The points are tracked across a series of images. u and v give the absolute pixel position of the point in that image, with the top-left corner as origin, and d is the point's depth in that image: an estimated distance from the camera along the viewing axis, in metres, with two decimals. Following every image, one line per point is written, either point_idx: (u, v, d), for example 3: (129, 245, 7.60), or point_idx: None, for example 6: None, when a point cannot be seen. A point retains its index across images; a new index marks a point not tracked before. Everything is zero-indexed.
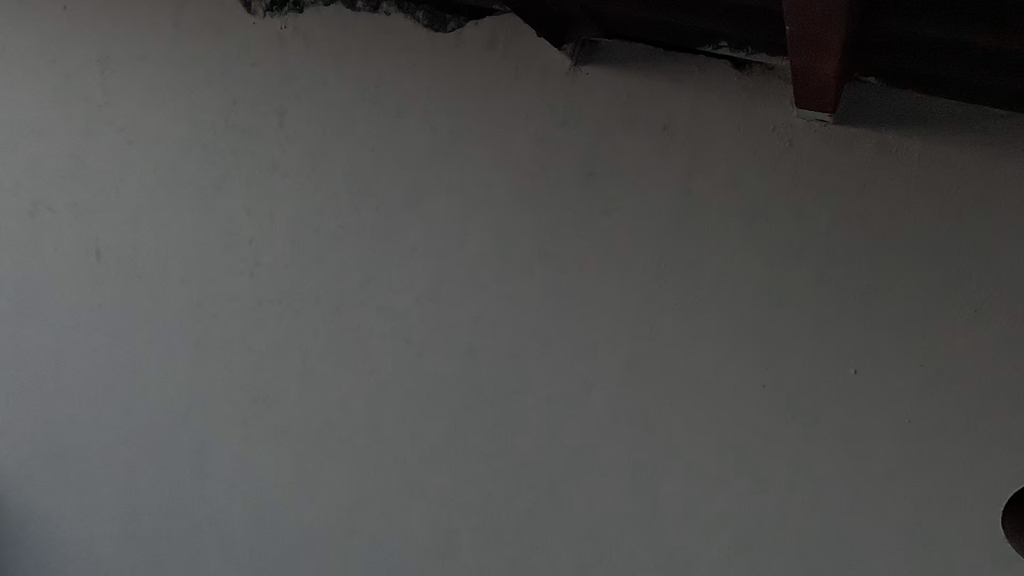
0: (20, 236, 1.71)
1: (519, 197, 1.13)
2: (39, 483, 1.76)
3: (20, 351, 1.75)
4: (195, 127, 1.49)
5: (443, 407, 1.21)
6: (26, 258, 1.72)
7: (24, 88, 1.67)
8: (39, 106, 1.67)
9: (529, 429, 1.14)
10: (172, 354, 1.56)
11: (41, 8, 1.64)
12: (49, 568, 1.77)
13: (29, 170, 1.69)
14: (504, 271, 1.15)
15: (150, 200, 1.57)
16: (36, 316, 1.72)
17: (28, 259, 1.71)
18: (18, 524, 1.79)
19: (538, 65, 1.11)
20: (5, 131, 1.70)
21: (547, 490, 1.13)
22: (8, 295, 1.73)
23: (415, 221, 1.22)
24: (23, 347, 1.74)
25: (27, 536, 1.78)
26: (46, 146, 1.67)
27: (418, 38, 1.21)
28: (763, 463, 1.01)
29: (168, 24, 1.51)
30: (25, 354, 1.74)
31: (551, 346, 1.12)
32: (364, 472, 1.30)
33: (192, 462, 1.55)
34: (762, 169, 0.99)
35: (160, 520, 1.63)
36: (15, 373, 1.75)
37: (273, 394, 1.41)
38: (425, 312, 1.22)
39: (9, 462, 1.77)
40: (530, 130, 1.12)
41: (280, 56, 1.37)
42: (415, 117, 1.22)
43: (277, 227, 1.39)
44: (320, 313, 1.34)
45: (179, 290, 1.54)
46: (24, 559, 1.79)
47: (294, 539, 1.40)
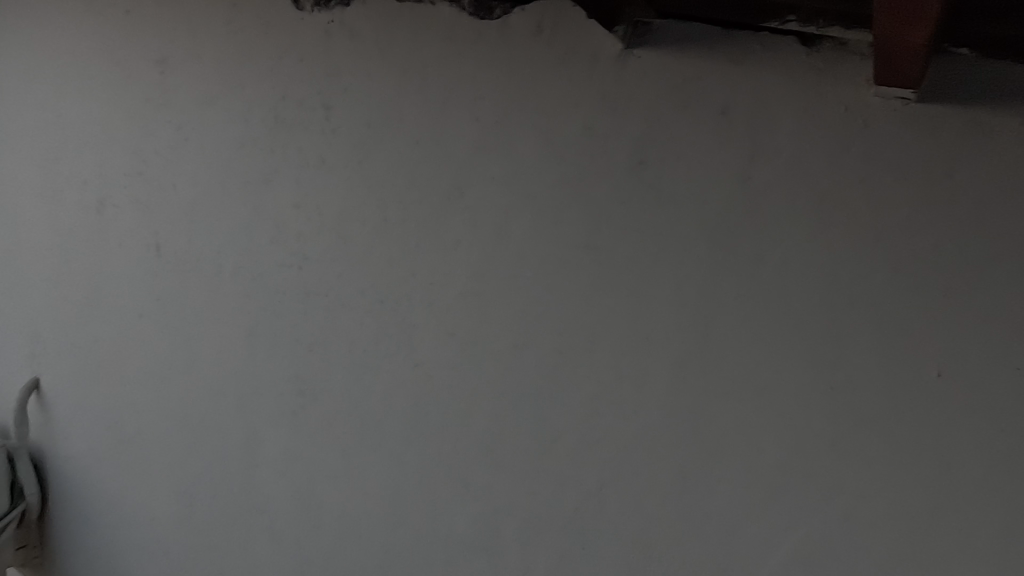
0: (89, 231, 1.82)
1: (565, 188, 1.09)
2: (110, 464, 1.87)
3: (91, 341, 1.86)
4: (247, 123, 1.52)
5: (486, 403, 1.19)
6: (94, 253, 1.82)
7: (91, 91, 1.77)
8: (104, 108, 1.76)
9: (575, 428, 1.10)
10: (225, 346, 1.61)
11: (106, 14, 1.72)
12: (118, 545, 1.89)
13: (95, 169, 1.78)
14: (550, 264, 1.11)
15: (203, 196, 1.62)
16: (104, 308, 1.82)
17: (97, 253, 1.81)
18: (92, 502, 1.92)
19: (586, 51, 1.07)
20: (76, 133, 1.80)
21: (593, 490, 1.09)
22: (82, 288, 1.85)
23: (459, 213, 1.20)
24: (95, 337, 1.85)
25: (99, 514, 1.91)
26: (111, 145, 1.76)
27: (463, 28, 1.19)
28: (830, 474, 0.93)
29: (221, 23, 1.54)
30: (96, 343, 1.85)
31: (598, 343, 1.07)
32: (408, 466, 1.30)
33: (243, 451, 1.59)
34: (833, 153, 0.91)
35: (213, 506, 1.68)
36: (89, 361, 1.87)
37: (319, 385, 1.43)
38: (469, 306, 1.20)
39: (85, 444, 1.90)
40: (578, 118, 1.08)
41: (327, 51, 1.37)
42: (459, 108, 1.20)
43: (324, 220, 1.40)
44: (365, 306, 1.34)
45: (231, 282, 1.58)
46: (97, 534, 1.92)
47: (339, 529, 1.42)
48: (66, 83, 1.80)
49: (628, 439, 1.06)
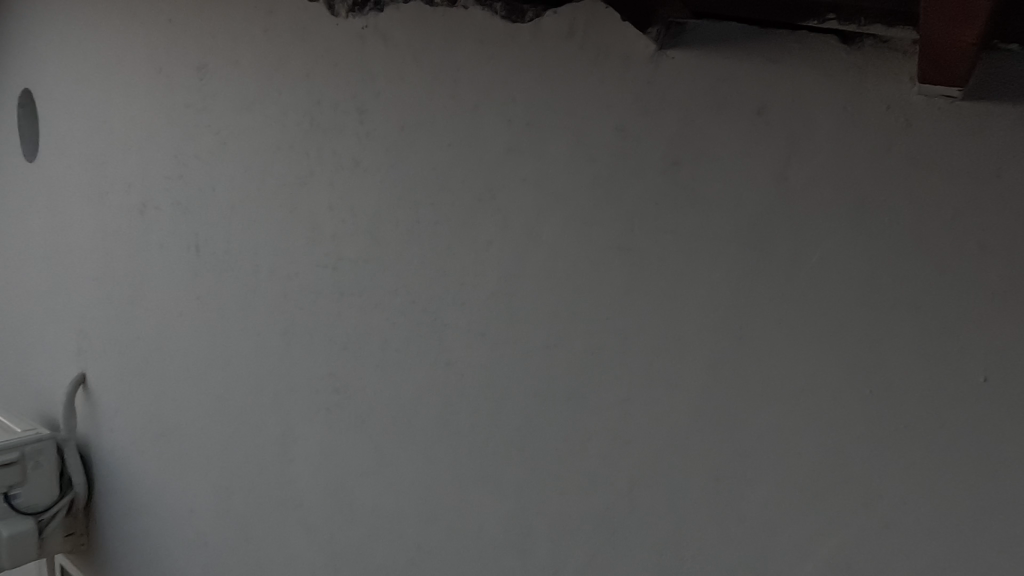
0: (149, 232, 1.97)
1: (597, 189, 1.10)
2: (164, 450, 2.01)
3: (151, 333, 2.01)
4: (283, 127, 1.56)
5: (517, 402, 1.20)
6: (152, 251, 1.97)
7: (153, 101, 1.92)
8: (162, 116, 1.89)
9: (605, 428, 1.11)
10: (260, 343, 1.66)
11: (163, 29, 1.85)
12: (169, 526, 2.02)
13: (155, 174, 1.93)
14: (581, 265, 1.12)
15: (241, 199, 1.67)
16: (159, 303, 1.96)
17: (154, 252, 1.95)
18: (152, 482, 2.08)
19: (619, 52, 1.07)
20: (143, 141, 1.96)
21: (624, 491, 1.09)
22: (144, 284, 2.01)
23: (491, 214, 1.22)
24: (153, 330, 1.99)
25: (157, 494, 2.05)
26: (165, 151, 1.88)
27: (496, 31, 1.20)
28: (868, 480, 0.91)
29: (259, 31, 1.59)
30: (154, 335, 1.99)
31: (630, 344, 1.08)
32: (439, 463, 1.32)
33: (279, 445, 1.64)
34: (872, 152, 0.89)
35: (250, 499, 1.73)
36: (149, 352, 2.02)
37: (352, 383, 1.46)
38: (500, 307, 1.22)
39: (149, 429, 2.06)
40: (610, 120, 1.08)
41: (361, 56, 1.40)
42: (491, 111, 1.21)
43: (357, 222, 1.43)
44: (398, 306, 1.37)
45: (268, 281, 1.63)
46: (156, 512, 2.07)
47: (372, 524, 1.45)
48: (138, 96, 1.97)
49: (659, 440, 1.06)
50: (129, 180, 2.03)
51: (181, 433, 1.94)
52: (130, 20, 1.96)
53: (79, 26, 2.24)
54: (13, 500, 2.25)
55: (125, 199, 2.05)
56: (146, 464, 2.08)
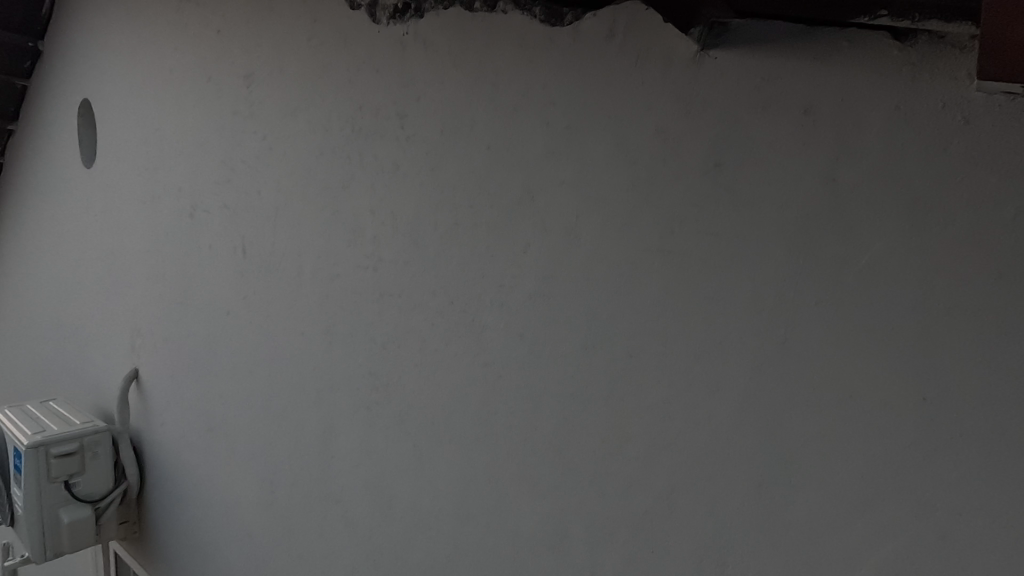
0: (198, 235, 2.05)
1: (638, 191, 1.09)
2: (211, 444, 2.09)
3: (200, 332, 2.09)
4: (327, 133, 1.60)
5: (555, 403, 1.21)
6: (200, 253, 2.05)
7: (202, 109, 2.00)
8: (211, 123, 1.97)
9: (645, 431, 1.10)
10: (303, 342, 1.71)
11: (213, 40, 1.92)
12: (216, 518, 2.09)
13: (204, 180, 2.01)
14: (621, 267, 1.12)
15: (285, 202, 1.73)
16: (207, 303, 2.04)
17: (203, 253, 2.03)
18: (200, 476, 2.16)
19: (660, 54, 1.06)
20: (193, 148, 2.05)
21: (663, 494, 1.09)
22: (193, 285, 2.10)
23: (531, 217, 1.23)
24: (202, 329, 2.08)
25: (204, 487, 2.14)
26: (214, 156, 1.96)
27: (535, 35, 1.21)
28: (920, 489, 0.88)
29: (303, 39, 1.64)
30: (203, 334, 2.07)
31: (670, 347, 1.07)
32: (477, 462, 1.34)
33: (321, 441, 1.69)
34: (926, 151, 0.87)
35: (292, 493, 1.79)
36: (198, 350, 2.10)
37: (392, 381, 1.49)
38: (538, 308, 1.23)
39: (198, 424, 2.14)
40: (651, 121, 1.08)
41: (402, 61, 1.43)
42: (531, 114, 1.22)
43: (398, 224, 1.46)
44: (437, 306, 1.39)
45: (311, 282, 1.68)
46: (204, 505, 2.15)
47: (410, 521, 1.48)
48: (189, 105, 2.06)
49: (700, 445, 1.05)
50: (180, 185, 2.13)
51: (226, 428, 2.01)
52: (182, 33, 2.06)
53: (135, 39, 2.35)
54: (73, 489, 2.42)
55: (176, 203, 2.15)
56: (195, 458, 2.17)
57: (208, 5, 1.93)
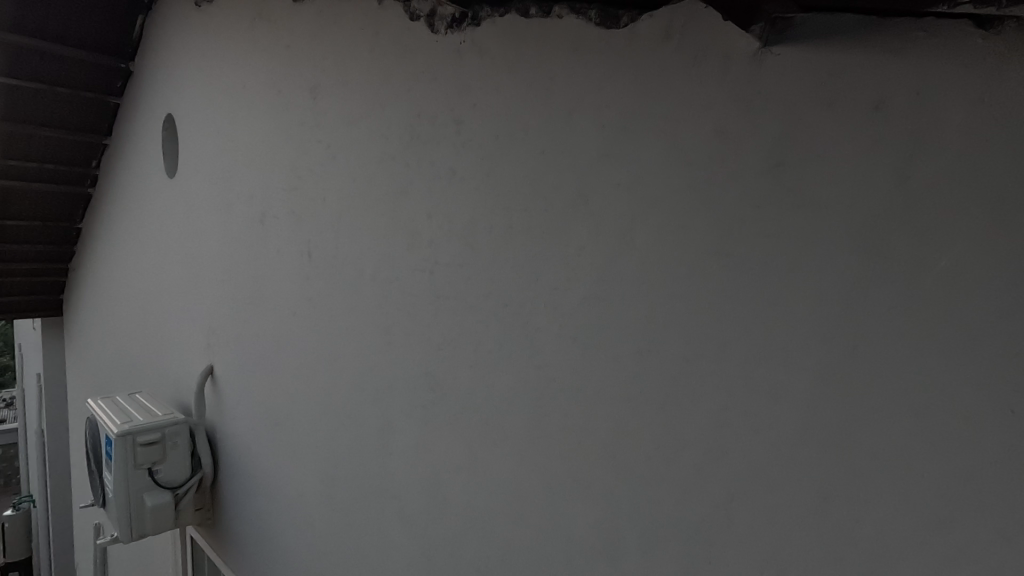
0: (267, 240, 2.18)
1: (694, 192, 1.07)
2: (277, 437, 2.20)
3: (268, 331, 2.21)
4: (387, 140, 1.66)
5: (608, 407, 1.20)
6: (269, 257, 2.17)
7: (272, 121, 2.12)
8: (280, 134, 2.08)
9: (702, 438, 1.07)
10: (363, 342, 1.78)
11: (283, 55, 2.04)
12: (281, 508, 2.20)
13: (273, 187, 2.13)
14: (676, 269, 1.10)
15: (348, 207, 1.81)
16: (275, 304, 2.16)
17: (272, 257, 2.15)
18: (267, 468, 2.28)
19: (718, 52, 1.04)
20: (264, 157, 2.17)
21: (721, 503, 1.06)
22: (262, 287, 2.22)
23: (584, 220, 1.23)
24: (270, 328, 2.20)
25: (272, 478, 2.26)
26: (282, 165, 2.08)
27: (590, 39, 1.21)
28: (1007, 508, 0.81)
29: (365, 51, 1.71)
30: (271, 333, 2.19)
31: (728, 353, 1.04)
32: (530, 463, 1.35)
33: (379, 438, 1.74)
34: (1014, 145, 0.81)
35: (352, 487, 1.86)
36: (266, 348, 2.23)
37: (448, 382, 1.53)
38: (591, 311, 1.22)
39: (265, 418, 2.26)
40: (709, 121, 1.05)
41: (458, 69, 1.47)
42: (585, 117, 1.22)
43: (453, 227, 1.50)
44: (491, 309, 1.42)
45: (371, 285, 1.74)
46: (271, 495, 2.27)
47: (464, 519, 1.51)
48: (260, 117, 2.19)
49: (760, 454, 1.01)
50: (252, 193, 2.26)
51: (291, 423, 2.12)
52: (255, 50, 2.19)
53: (213, 57, 2.52)
54: (156, 475, 2.62)
55: (248, 210, 2.29)
56: (263, 450, 2.30)
57: (278, 23, 2.05)
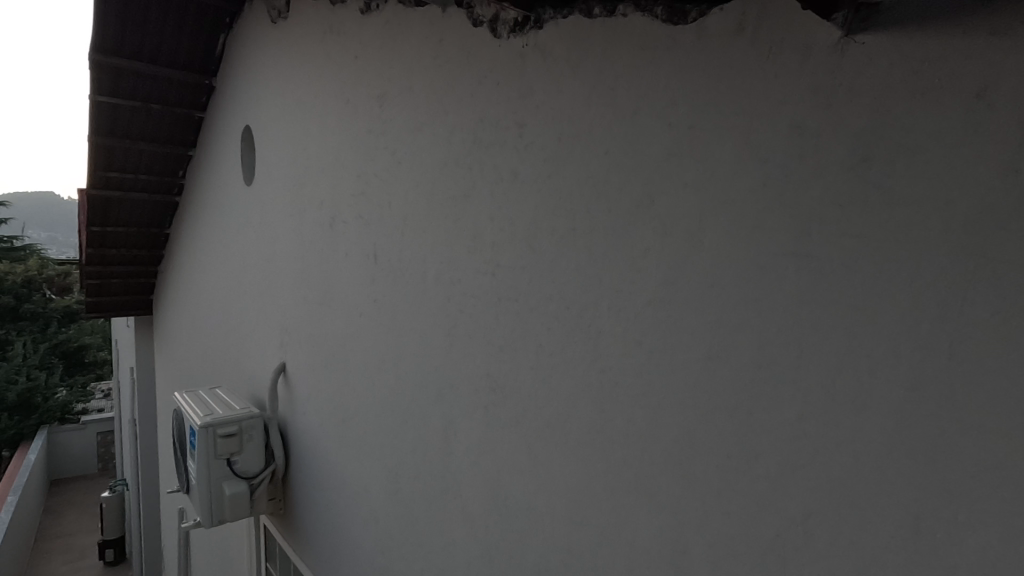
0: (336, 243, 2.27)
1: (769, 192, 1.02)
2: (345, 434, 2.29)
3: (336, 331, 2.30)
4: (450, 145, 1.70)
5: (674, 414, 1.17)
6: (338, 259, 2.26)
7: (342, 129, 2.21)
8: (349, 141, 2.17)
9: (777, 449, 1.02)
10: (426, 343, 1.82)
11: (352, 66, 2.12)
12: (348, 502, 2.29)
13: (342, 194, 2.22)
14: (749, 272, 1.05)
15: (412, 211, 1.86)
16: (343, 305, 2.25)
17: (340, 260, 2.25)
18: (336, 462, 2.37)
19: (797, 44, 0.98)
20: (334, 164, 2.27)
21: (797, 519, 1.00)
22: (331, 288, 2.32)
23: (650, 222, 1.20)
24: (338, 328, 2.29)
25: (340, 473, 2.34)
26: (351, 171, 2.16)
27: (657, 36, 1.19)
28: None
29: (430, 58, 1.75)
30: (339, 333, 2.28)
31: (806, 360, 0.98)
32: (592, 468, 1.33)
33: (441, 438, 1.78)
34: None
35: (415, 485, 1.90)
36: (335, 347, 2.32)
37: (509, 383, 1.54)
38: (657, 315, 1.20)
39: (334, 414, 2.36)
40: (786, 116, 1.00)
41: (521, 73, 1.47)
42: (651, 116, 1.20)
43: (515, 230, 1.51)
44: (554, 311, 1.41)
45: (434, 287, 1.78)
46: (339, 489, 2.36)
47: (524, 522, 1.51)
48: (331, 126, 2.29)
49: (843, 468, 0.94)
50: (322, 199, 2.37)
51: (358, 419, 2.19)
52: (327, 62, 2.30)
53: (288, 71, 2.66)
54: (234, 465, 2.78)
55: (319, 215, 2.40)
56: (331, 445, 2.39)
57: (349, 35, 2.14)
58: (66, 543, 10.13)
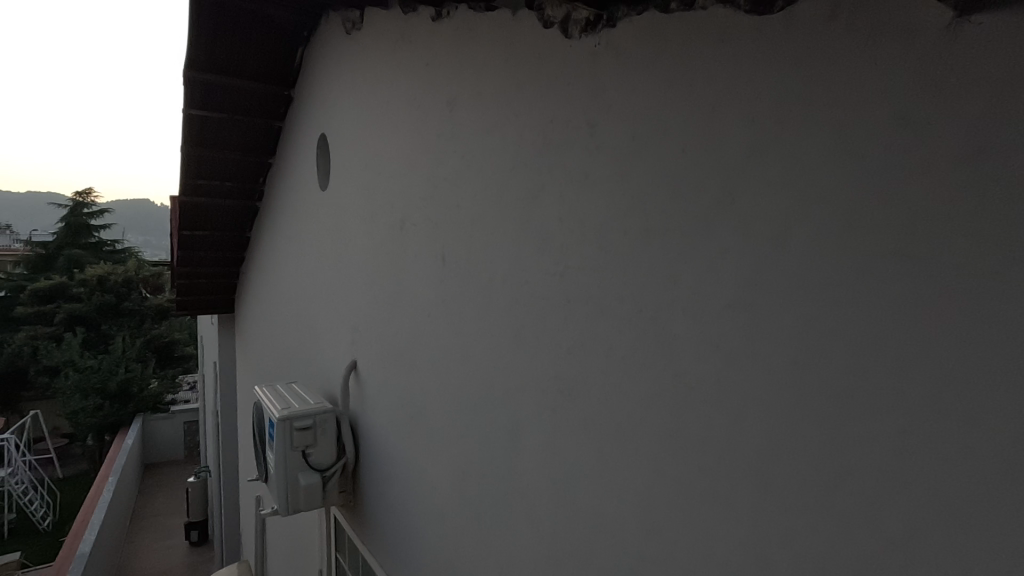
0: (407, 245, 2.34)
1: (866, 188, 0.95)
2: (414, 431, 2.35)
3: (406, 330, 2.37)
4: (519, 147, 1.71)
5: (755, 422, 1.11)
6: (408, 261, 2.33)
7: (413, 134, 2.28)
8: (420, 146, 2.24)
9: (873, 464, 0.95)
10: (494, 343, 1.84)
11: (424, 73, 2.18)
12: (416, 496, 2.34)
13: (413, 197, 2.29)
14: (843, 274, 0.98)
15: (481, 213, 1.89)
16: (413, 306, 2.31)
17: (410, 262, 2.32)
18: (405, 458, 2.44)
19: (899, 29, 0.91)
20: (406, 168, 2.34)
21: (895, 538, 0.92)
22: (401, 289, 2.39)
23: (730, 221, 1.16)
24: (408, 327, 2.35)
25: (408, 468, 2.41)
26: (421, 174, 2.23)
27: (739, 28, 1.14)
28: None
29: (499, 62, 1.77)
30: (408, 332, 2.35)
31: (908, 369, 0.91)
32: (665, 475, 1.29)
33: (508, 437, 1.79)
34: None
35: (482, 483, 1.92)
36: (404, 346, 2.39)
37: (578, 386, 1.53)
38: (736, 318, 1.15)
39: (404, 410, 2.42)
40: (886, 108, 0.93)
41: (593, 72, 1.46)
42: (732, 112, 1.15)
43: (586, 230, 1.49)
44: (625, 313, 1.39)
45: (503, 288, 1.80)
46: (408, 484, 2.42)
47: (593, 525, 1.49)
48: (402, 131, 2.37)
49: (949, 489, 0.86)
50: (393, 202, 2.45)
51: (427, 416, 2.25)
52: (398, 70, 2.38)
53: (361, 79, 2.78)
54: (308, 457, 2.89)
55: (389, 218, 2.49)
56: (400, 441, 2.46)
57: (419, 43, 2.20)
58: (158, 522, 11.01)
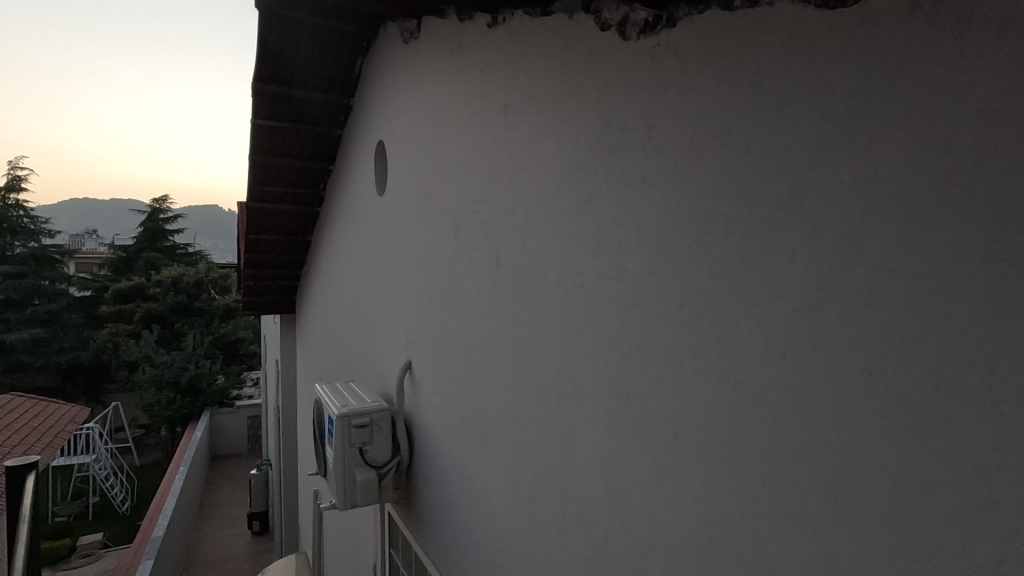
0: (461, 249, 2.39)
1: (950, 187, 0.90)
2: (468, 432, 2.38)
3: (460, 333, 2.42)
4: (575, 151, 1.71)
5: (823, 433, 1.07)
6: (463, 263, 2.38)
7: (468, 139, 2.33)
8: (475, 151, 2.27)
9: (956, 481, 0.89)
10: (548, 346, 1.85)
11: (480, 79, 2.22)
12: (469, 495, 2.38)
13: (469, 202, 2.34)
14: (923, 279, 0.93)
15: (536, 215, 1.90)
16: (467, 308, 2.35)
17: (465, 264, 2.36)
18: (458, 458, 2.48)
19: (991, 17, 0.85)
20: (461, 172, 2.39)
21: (979, 562, 0.86)
22: (456, 293, 2.44)
23: (797, 223, 1.12)
24: (462, 330, 2.40)
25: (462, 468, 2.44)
26: (476, 178, 2.27)
27: (809, 23, 1.10)
28: None
29: (555, 66, 1.78)
30: (462, 335, 2.39)
31: (997, 380, 0.85)
32: (724, 485, 1.26)
33: (562, 440, 1.79)
34: None
35: (535, 486, 1.93)
36: (459, 349, 2.43)
37: (634, 391, 1.51)
38: (803, 324, 1.10)
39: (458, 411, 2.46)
40: (975, 102, 0.87)
41: (651, 73, 1.44)
42: (801, 111, 1.11)
43: (643, 233, 1.48)
44: (683, 317, 1.36)
45: (557, 291, 1.80)
46: (461, 484, 2.46)
47: (648, 533, 1.47)
48: (458, 137, 2.41)
49: None
50: (448, 205, 2.51)
51: (480, 417, 2.28)
52: (454, 77, 2.43)
53: (417, 87, 2.86)
54: (365, 455, 2.98)
55: (445, 222, 2.54)
56: (454, 441, 2.51)
57: (475, 49, 2.24)
58: (224, 512, 11.61)
